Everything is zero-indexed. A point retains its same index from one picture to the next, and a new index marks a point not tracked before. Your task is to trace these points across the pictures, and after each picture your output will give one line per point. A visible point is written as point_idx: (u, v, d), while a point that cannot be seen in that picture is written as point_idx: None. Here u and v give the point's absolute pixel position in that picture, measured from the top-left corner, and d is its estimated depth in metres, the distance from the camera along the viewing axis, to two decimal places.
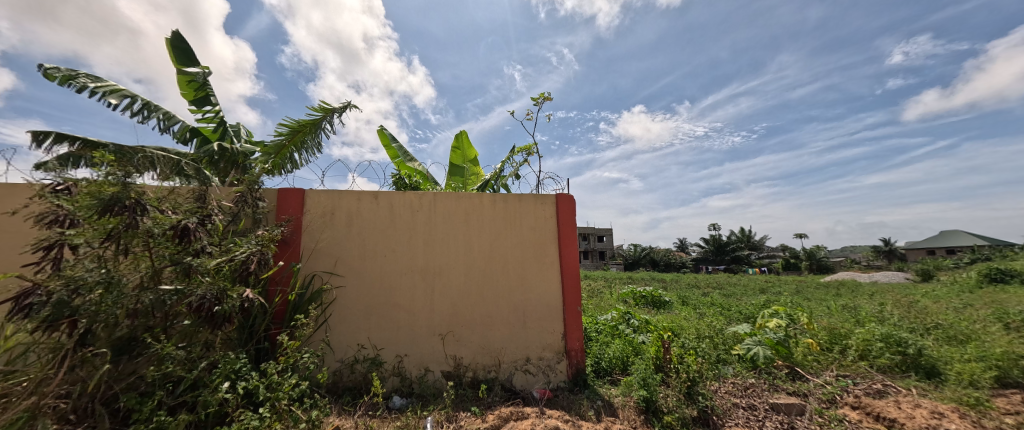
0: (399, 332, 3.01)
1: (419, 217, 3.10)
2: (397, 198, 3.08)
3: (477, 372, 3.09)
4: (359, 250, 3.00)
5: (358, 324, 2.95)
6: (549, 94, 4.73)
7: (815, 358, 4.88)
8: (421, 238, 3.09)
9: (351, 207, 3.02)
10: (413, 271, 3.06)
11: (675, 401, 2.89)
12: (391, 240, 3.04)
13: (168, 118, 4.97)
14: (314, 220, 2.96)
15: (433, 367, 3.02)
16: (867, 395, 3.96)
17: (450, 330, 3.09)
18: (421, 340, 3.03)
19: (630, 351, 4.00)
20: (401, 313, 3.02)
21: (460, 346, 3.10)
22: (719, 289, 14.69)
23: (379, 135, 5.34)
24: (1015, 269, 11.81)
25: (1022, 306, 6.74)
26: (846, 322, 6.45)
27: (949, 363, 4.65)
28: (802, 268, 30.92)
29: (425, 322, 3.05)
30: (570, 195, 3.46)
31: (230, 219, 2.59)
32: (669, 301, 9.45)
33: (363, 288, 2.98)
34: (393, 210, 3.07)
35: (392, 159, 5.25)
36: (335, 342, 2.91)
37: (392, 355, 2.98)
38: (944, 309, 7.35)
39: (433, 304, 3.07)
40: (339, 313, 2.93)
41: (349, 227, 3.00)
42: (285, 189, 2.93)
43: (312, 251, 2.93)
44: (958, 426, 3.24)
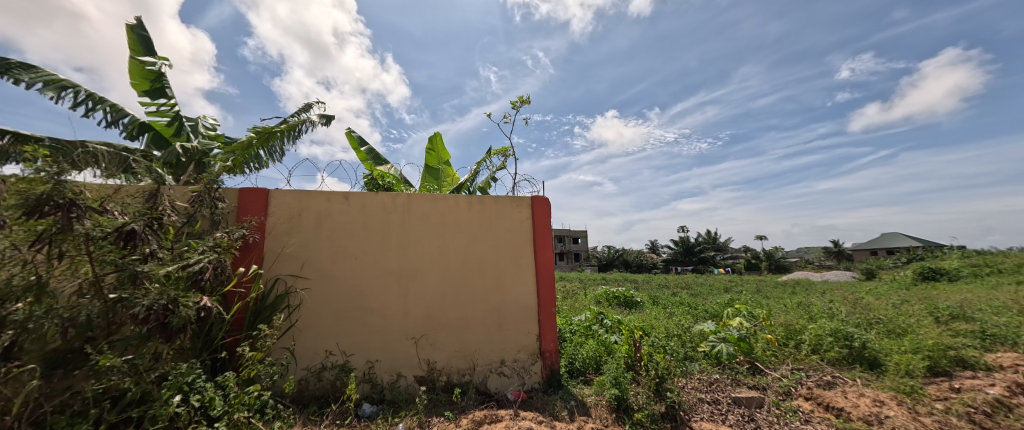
0: (370, 337, 3.00)
1: (392, 219, 3.11)
2: (369, 200, 3.08)
3: (451, 376, 3.12)
4: (329, 253, 2.97)
5: (327, 330, 2.92)
6: (527, 98, 4.83)
7: (773, 354, 5.21)
8: (394, 240, 3.10)
9: (321, 209, 2.99)
10: (386, 274, 3.06)
11: (645, 398, 3.06)
12: (363, 243, 3.03)
13: (116, 111, 4.73)
14: (279, 222, 2.91)
15: (406, 372, 3.03)
16: (818, 386, 4.27)
17: (423, 334, 3.11)
18: (393, 344, 3.03)
19: (602, 351, 4.16)
20: (372, 318, 3.00)
21: (435, 349, 3.12)
22: (687, 288, 15.30)
23: (347, 138, 5.26)
24: (943, 269, 12.90)
25: (950, 301, 7.46)
26: (801, 319, 6.91)
27: (889, 355, 5.08)
28: (763, 268, 32.64)
29: (398, 326, 3.05)
30: (545, 198, 3.56)
31: (185, 221, 2.49)
32: (640, 301, 9.78)
33: (333, 292, 2.95)
34: (366, 212, 3.06)
35: (364, 160, 5.18)
36: (302, 349, 2.87)
37: (362, 361, 2.97)
38: (885, 305, 8.02)
39: (405, 307, 3.08)
40: (306, 318, 2.89)
41: (319, 230, 2.97)
42: (247, 189, 2.86)
43: (279, 254, 2.89)
44: (897, 413, 3.56)
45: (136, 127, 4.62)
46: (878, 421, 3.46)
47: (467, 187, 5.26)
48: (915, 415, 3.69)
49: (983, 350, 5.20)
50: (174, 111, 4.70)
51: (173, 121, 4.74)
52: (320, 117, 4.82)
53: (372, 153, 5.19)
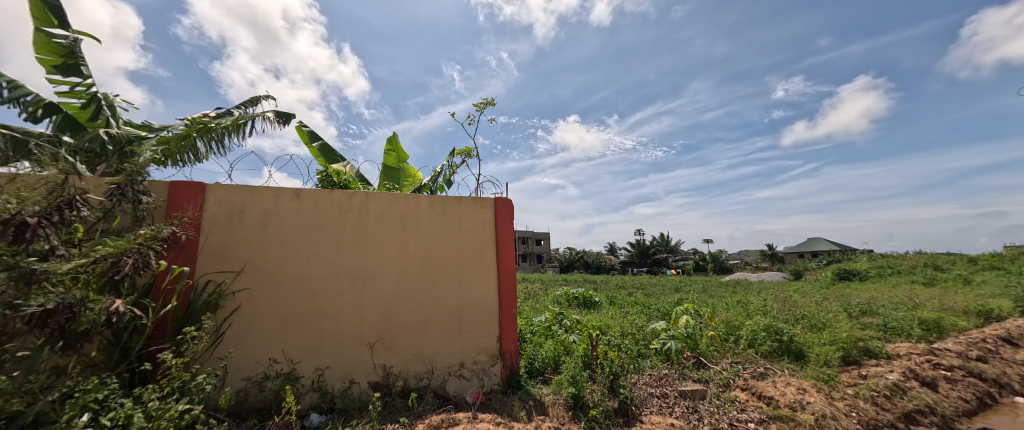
0: (321, 342, 2.96)
1: (347, 218, 3.09)
2: (322, 198, 3.03)
3: (408, 380, 3.16)
4: (276, 253, 2.89)
5: (272, 336, 2.85)
6: (492, 99, 4.94)
7: (716, 348, 5.67)
8: (349, 240, 3.08)
9: (268, 206, 2.90)
10: (340, 276, 3.04)
11: (599, 395, 3.29)
12: (314, 242, 2.99)
13: (15, 88, 4.28)
14: (217, 219, 2.77)
15: (359, 378, 3.02)
16: (752, 377, 4.73)
17: (379, 338, 3.12)
18: (346, 350, 3.02)
19: (560, 351, 4.36)
20: (323, 323, 2.97)
21: (391, 353, 3.14)
22: (642, 289, 16.09)
23: (298, 133, 5.08)
24: (855, 269, 14.67)
25: (861, 298, 8.50)
26: (739, 316, 7.56)
27: (812, 347, 5.71)
28: (709, 269, 35.02)
29: (352, 331, 3.04)
30: (509, 199, 3.70)
31: (101, 216, 2.29)
32: (598, 301, 10.22)
33: (280, 294, 2.88)
34: (318, 210, 3.01)
35: (318, 157, 5.03)
36: (243, 357, 2.78)
37: (311, 368, 2.92)
38: (810, 302, 8.99)
39: (360, 311, 3.07)
40: (248, 324, 2.80)
41: (264, 229, 2.88)
42: (177, 183, 2.70)
43: (217, 254, 2.75)
44: (816, 399, 4.03)
45: (40, 109, 4.20)
46: (802, 407, 3.90)
47: (427, 187, 5.27)
48: (831, 400, 4.17)
49: (886, 341, 5.99)
50: (92, 93, 4.31)
51: (88, 103, 4.34)
52: (271, 113, 4.64)
53: (325, 149, 5.06)
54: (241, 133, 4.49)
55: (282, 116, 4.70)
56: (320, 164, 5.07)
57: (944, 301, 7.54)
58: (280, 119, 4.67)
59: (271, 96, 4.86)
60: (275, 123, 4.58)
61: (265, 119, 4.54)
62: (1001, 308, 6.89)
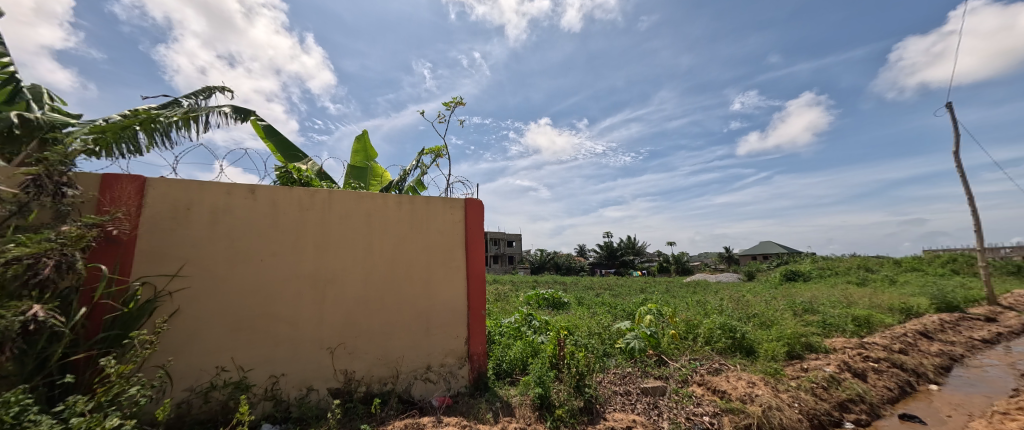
0: (276, 347, 2.87)
1: (309, 217, 3.03)
2: (280, 196, 2.94)
3: (372, 385, 3.14)
4: (227, 254, 2.76)
5: (221, 342, 2.71)
6: (462, 99, 4.98)
7: (676, 346, 5.97)
8: (310, 240, 3.02)
9: (218, 203, 2.75)
10: (300, 278, 2.97)
11: (565, 395, 3.41)
12: (272, 243, 2.89)
13: None
14: (158, 216, 2.59)
15: (318, 385, 2.97)
16: (708, 373, 5.03)
17: (341, 343, 3.07)
18: (305, 355, 2.95)
19: (529, 352, 4.45)
20: (280, 327, 2.89)
21: (354, 358, 3.11)
22: (610, 290, 16.54)
23: (255, 128, 4.89)
24: (801, 270, 15.84)
25: (805, 297, 9.22)
26: (697, 315, 7.99)
27: (760, 342, 6.13)
28: (672, 270, 36.51)
29: (311, 336, 2.98)
30: (479, 200, 3.78)
31: (15, 211, 2.09)
32: (567, 302, 10.46)
33: (231, 297, 2.75)
34: (276, 208, 2.92)
35: (277, 153, 4.85)
36: (185, 366, 2.61)
37: (264, 376, 2.82)
38: (761, 301, 9.64)
39: (320, 314, 3.01)
40: (192, 330, 2.64)
41: (212, 227, 2.72)
42: (111, 175, 2.51)
43: (156, 253, 2.57)
44: (763, 391, 4.36)
45: None
46: (751, 400, 4.20)
47: (395, 187, 5.24)
48: (777, 393, 4.50)
49: (824, 336, 6.54)
50: (9, 73, 3.97)
51: (5, 85, 3.97)
52: (228, 108, 4.45)
53: (284, 145, 4.91)
54: (189, 127, 4.28)
55: (239, 111, 4.52)
56: (280, 160, 4.89)
57: (874, 300, 8.31)
58: (237, 114, 4.49)
59: (226, 89, 4.67)
60: (232, 119, 4.39)
61: (220, 113, 4.35)
62: (919, 306, 7.72)
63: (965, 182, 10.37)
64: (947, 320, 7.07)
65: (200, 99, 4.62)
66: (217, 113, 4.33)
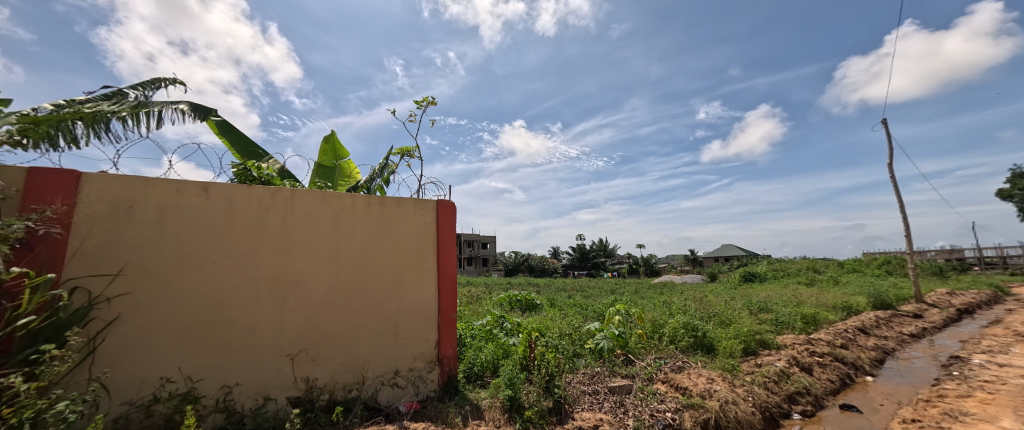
0: (230, 356, 2.72)
1: (269, 217, 2.90)
2: (237, 194, 2.80)
3: (335, 393, 3.06)
4: (175, 256, 2.59)
5: (167, 351, 2.53)
6: (433, 99, 4.98)
7: (643, 346, 6.19)
8: (270, 241, 2.90)
9: (165, 201, 2.58)
10: (258, 280, 2.84)
11: (535, 396, 3.48)
12: (226, 243, 2.74)
13: None
14: (95, 214, 2.38)
15: (276, 394, 2.85)
16: (671, 370, 5.25)
17: (302, 349, 2.97)
18: (263, 362, 2.82)
19: (500, 354, 4.50)
20: (234, 334, 2.74)
21: (316, 365, 3.02)
22: (581, 291, 16.86)
23: (210, 124, 4.67)
24: (759, 271, 16.78)
25: (761, 297, 9.79)
26: (663, 315, 8.31)
27: (720, 340, 6.44)
28: (640, 272, 37.64)
29: (270, 342, 2.85)
30: (451, 202, 3.80)
31: None
32: (539, 304, 10.60)
33: (179, 302, 2.58)
34: (232, 208, 2.77)
35: (235, 150, 4.65)
36: (124, 378, 2.41)
37: (216, 386, 2.67)
38: (722, 301, 10.15)
39: (280, 319, 2.89)
40: (133, 338, 2.45)
41: (159, 226, 2.55)
42: (41, 169, 2.29)
43: (92, 255, 2.36)
44: (721, 387, 4.59)
45: None
46: (710, 395, 4.43)
47: (363, 187, 5.16)
48: (735, 388, 4.72)
49: (777, 333, 6.98)
50: None
51: None
52: (186, 105, 4.25)
53: (241, 142, 4.71)
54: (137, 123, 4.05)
55: (198, 109, 4.34)
56: (237, 158, 4.68)
57: (821, 299, 8.95)
58: (195, 112, 4.31)
59: (177, 82, 4.45)
60: (190, 117, 4.21)
61: (175, 110, 4.14)
62: (859, 304, 8.38)
63: (898, 190, 11.36)
64: (881, 316, 7.73)
65: (148, 91, 4.38)
66: (170, 110, 4.13)
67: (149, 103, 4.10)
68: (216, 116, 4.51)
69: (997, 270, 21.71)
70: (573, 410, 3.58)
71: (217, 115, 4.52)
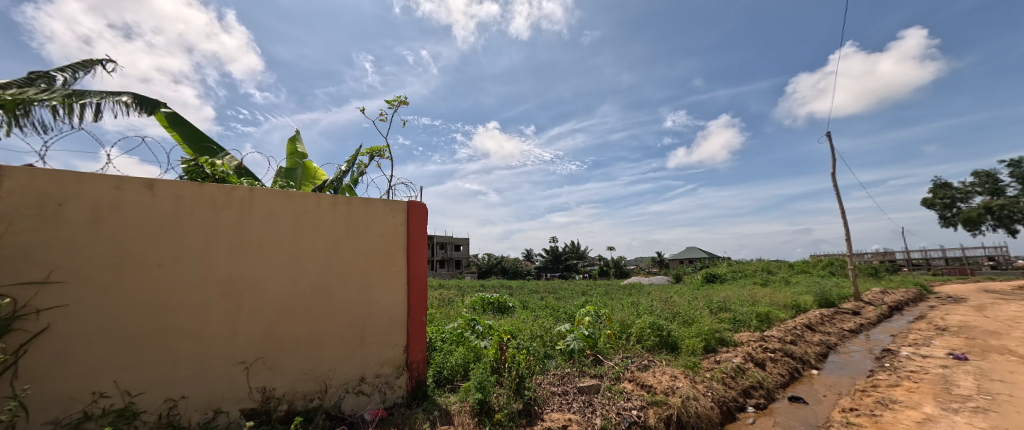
0: (179, 366, 2.53)
1: (225, 218, 2.73)
2: (189, 192, 2.60)
3: (295, 402, 2.96)
4: (115, 258, 2.35)
5: (102, 363, 2.29)
6: (405, 99, 4.95)
7: (612, 346, 6.37)
8: (225, 242, 2.72)
9: (103, 198, 2.32)
10: (212, 285, 2.65)
11: (504, 399, 3.54)
12: (175, 245, 2.54)
13: None
14: (18, 209, 2.10)
15: (228, 407, 2.69)
16: (638, 369, 5.43)
17: (259, 357, 2.82)
18: (215, 373, 2.65)
19: (470, 357, 4.51)
20: (184, 343, 2.55)
21: (274, 373, 2.89)
22: (553, 293, 17.10)
23: (158, 116, 4.43)
24: (720, 273, 17.63)
25: (721, 297, 10.29)
26: (631, 315, 8.59)
27: (684, 339, 6.73)
28: (610, 274, 38.55)
29: (224, 351, 2.68)
30: (421, 205, 3.81)
31: None
32: (511, 306, 10.68)
33: (117, 310, 2.34)
34: (182, 207, 2.57)
35: (187, 145, 4.41)
36: (49, 394, 2.16)
37: (159, 400, 2.47)
38: (686, 301, 10.61)
39: (236, 326, 2.73)
40: (62, 349, 2.19)
41: (96, 224, 2.30)
42: None
43: (13, 257, 2.09)
44: (684, 384, 4.82)
45: None
46: (673, 392, 4.63)
47: (329, 187, 5.04)
48: (696, 384, 4.94)
49: (734, 331, 7.38)
50: None
51: None
52: (129, 98, 4.02)
53: (193, 137, 4.48)
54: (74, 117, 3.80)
55: (144, 102, 4.12)
56: (189, 153, 4.44)
57: (775, 298, 9.53)
58: (141, 105, 4.08)
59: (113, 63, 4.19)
60: (134, 110, 3.98)
61: (117, 102, 3.91)
62: (806, 302, 8.99)
63: (840, 197, 12.34)
64: (826, 313, 8.34)
65: (78, 73, 4.12)
66: (109, 102, 3.90)
67: (86, 93, 3.85)
68: (166, 109, 4.30)
69: (921, 271, 23.99)
70: (542, 411, 3.67)
71: (167, 108, 4.30)
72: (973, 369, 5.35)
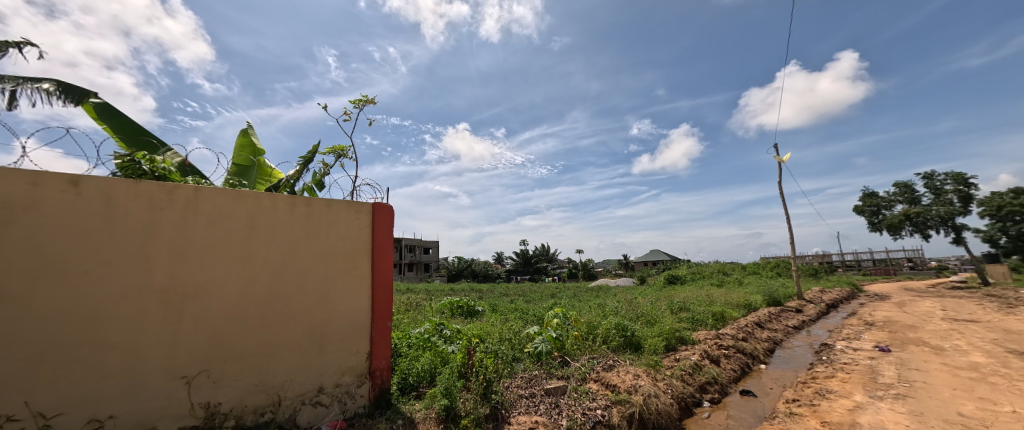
0: (107, 383, 2.36)
1: (165, 219, 2.57)
2: (123, 191, 2.43)
3: (244, 416, 2.83)
4: (30, 265, 2.16)
5: (13, 382, 2.10)
6: (371, 98, 4.88)
7: (578, 347, 6.50)
8: (165, 246, 2.57)
9: (17, 197, 2.14)
10: (148, 292, 2.49)
11: (471, 404, 3.54)
12: (105, 249, 2.37)
13: None
14: None
15: (165, 424, 2.54)
16: (603, 369, 5.58)
17: (202, 370, 2.67)
18: (150, 389, 2.49)
19: (437, 362, 4.47)
20: (114, 357, 2.38)
21: (219, 387, 2.74)
22: (523, 296, 17.18)
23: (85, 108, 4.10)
24: (680, 274, 18.41)
25: (682, 298, 10.74)
26: (597, 316, 8.80)
27: (646, 338, 6.97)
28: (579, 276, 39.25)
29: (162, 364, 2.53)
30: (387, 206, 3.75)
31: None
32: (480, 310, 10.63)
33: (30, 322, 2.14)
34: (114, 207, 2.40)
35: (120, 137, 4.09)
36: None
37: (82, 421, 2.28)
38: (649, 302, 11.00)
39: (176, 337, 2.58)
40: None
41: (7, 227, 2.11)
42: None
43: None
44: (646, 382, 4.99)
45: None
46: (635, 390, 4.80)
47: (286, 187, 4.86)
48: (657, 382, 5.13)
49: (693, 330, 7.73)
50: None
51: None
52: (51, 85, 3.71)
53: (128, 130, 4.18)
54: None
55: (70, 91, 3.81)
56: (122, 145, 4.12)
57: (730, 298, 10.06)
58: (66, 94, 3.77)
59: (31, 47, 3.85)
60: (59, 99, 3.67)
61: (37, 90, 3.59)
62: (757, 301, 9.59)
63: (785, 203, 13.30)
64: (774, 311, 8.94)
65: None
66: (26, 89, 3.58)
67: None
68: (96, 99, 3.99)
69: (855, 271, 26.20)
70: (509, 415, 3.70)
71: (97, 98, 4.00)
72: (895, 359, 5.93)
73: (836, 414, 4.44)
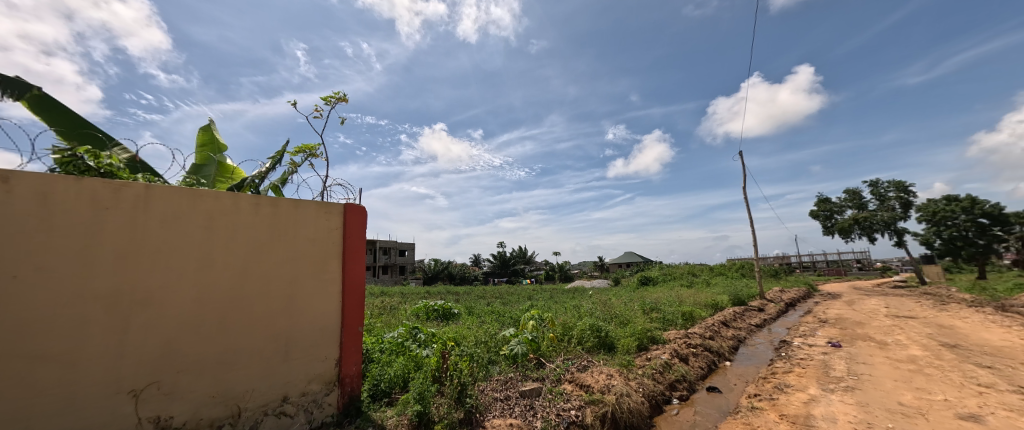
0: (45, 396, 2.22)
1: (114, 220, 2.45)
2: (66, 190, 2.29)
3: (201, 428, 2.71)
4: None
5: None
6: (342, 96, 4.79)
7: (554, 348, 6.55)
8: (113, 249, 2.43)
9: None
10: (93, 298, 2.36)
11: (445, 409, 3.52)
12: (44, 252, 2.23)
13: None
14: None
15: None
16: (577, 369, 5.66)
17: (153, 381, 2.55)
18: (93, 403, 2.34)
19: (410, 367, 4.41)
20: (53, 368, 2.24)
21: (173, 399, 2.62)
22: (500, 298, 17.16)
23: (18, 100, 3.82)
24: (653, 276, 18.89)
25: (654, 298, 11.01)
26: (573, 318, 8.90)
27: (620, 339, 7.12)
28: (555, 278, 39.59)
29: (108, 375, 2.39)
30: (360, 208, 3.68)
31: None
32: (457, 312, 10.53)
33: None
34: (55, 207, 2.26)
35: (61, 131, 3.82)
36: None
37: None
38: (623, 302, 11.23)
39: (123, 346, 2.44)
40: None
41: None
42: None
43: None
44: (618, 382, 5.10)
45: None
46: (608, 390, 4.89)
47: (250, 187, 4.68)
48: (630, 381, 5.26)
49: (663, 330, 7.95)
50: None
51: None
52: None
53: (69, 123, 3.92)
54: None
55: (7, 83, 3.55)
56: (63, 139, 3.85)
57: (700, 298, 10.41)
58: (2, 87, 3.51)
59: None
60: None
61: None
62: (723, 302, 9.97)
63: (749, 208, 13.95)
64: (739, 311, 9.32)
65: None
66: None
67: None
68: (34, 92, 3.74)
69: (812, 271, 27.69)
70: (483, 418, 3.70)
71: (35, 90, 3.74)
72: (845, 354, 6.32)
73: (793, 407, 4.68)
